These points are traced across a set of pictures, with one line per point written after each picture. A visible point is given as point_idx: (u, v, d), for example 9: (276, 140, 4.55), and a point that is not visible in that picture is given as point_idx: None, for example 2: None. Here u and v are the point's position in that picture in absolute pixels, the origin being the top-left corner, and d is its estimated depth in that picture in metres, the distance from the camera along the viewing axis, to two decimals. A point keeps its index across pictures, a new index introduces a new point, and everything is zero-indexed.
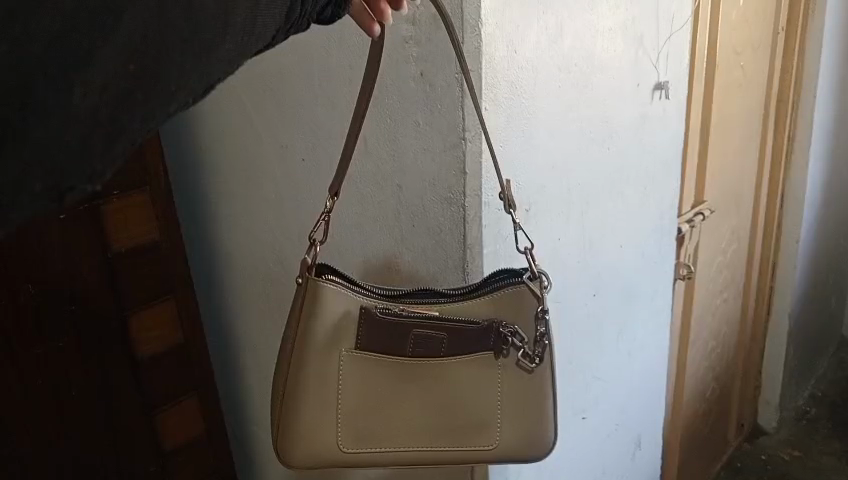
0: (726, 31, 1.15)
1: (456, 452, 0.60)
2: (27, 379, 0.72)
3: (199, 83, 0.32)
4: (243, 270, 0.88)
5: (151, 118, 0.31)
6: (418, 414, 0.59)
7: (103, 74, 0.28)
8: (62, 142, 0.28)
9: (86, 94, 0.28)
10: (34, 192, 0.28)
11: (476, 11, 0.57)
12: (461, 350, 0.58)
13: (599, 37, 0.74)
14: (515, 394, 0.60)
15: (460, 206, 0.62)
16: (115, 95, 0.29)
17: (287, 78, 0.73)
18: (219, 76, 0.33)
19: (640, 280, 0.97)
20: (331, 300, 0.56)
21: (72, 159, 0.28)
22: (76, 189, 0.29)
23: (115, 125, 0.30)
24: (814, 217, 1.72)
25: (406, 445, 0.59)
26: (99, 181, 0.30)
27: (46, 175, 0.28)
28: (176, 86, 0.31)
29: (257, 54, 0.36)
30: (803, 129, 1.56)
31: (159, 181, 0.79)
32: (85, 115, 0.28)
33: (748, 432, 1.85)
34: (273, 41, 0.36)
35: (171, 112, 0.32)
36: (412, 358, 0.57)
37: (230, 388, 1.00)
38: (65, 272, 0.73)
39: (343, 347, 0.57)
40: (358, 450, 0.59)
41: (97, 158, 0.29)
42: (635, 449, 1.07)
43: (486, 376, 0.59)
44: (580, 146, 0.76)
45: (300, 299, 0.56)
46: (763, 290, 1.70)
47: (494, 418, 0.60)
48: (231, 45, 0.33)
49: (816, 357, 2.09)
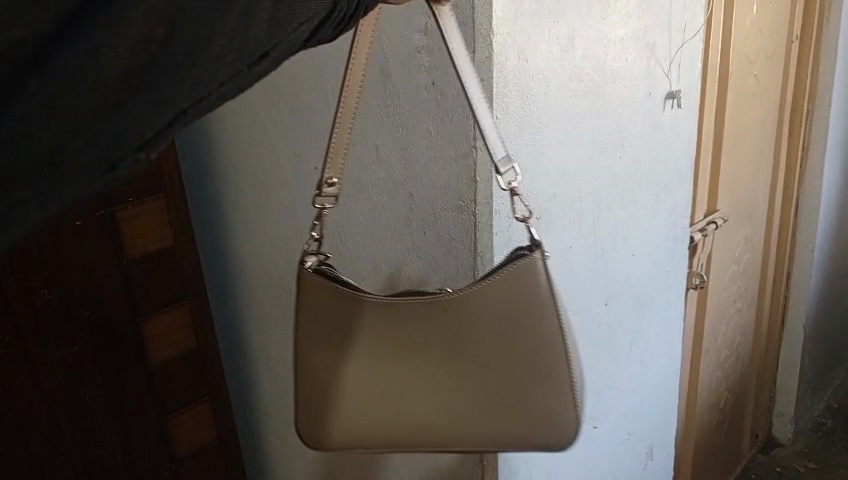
0: (739, 38, 1.14)
1: (407, 422, 0.57)
2: (42, 382, 0.72)
3: (245, 45, 0.29)
4: (258, 275, 0.89)
5: (199, 86, 0.29)
6: (451, 379, 0.56)
7: (131, 39, 0.25)
8: (94, 111, 0.26)
9: (116, 58, 0.25)
10: (79, 164, 0.27)
11: (487, 21, 0.57)
12: (476, 300, 0.54)
13: (612, 46, 0.75)
14: (373, 362, 0.57)
15: (471, 215, 0.63)
16: (146, 60, 0.26)
17: (300, 87, 0.74)
18: (269, 43, 0.30)
19: (653, 287, 0.97)
20: (509, 284, 0.53)
21: (115, 125, 0.27)
22: (124, 161, 0.28)
23: (159, 93, 0.28)
24: (829, 229, 1.71)
25: (443, 411, 0.57)
26: (151, 149, 0.29)
27: (92, 146, 0.27)
28: (220, 49, 0.29)
29: (305, 34, 0.31)
30: (818, 138, 1.54)
31: (176, 188, 0.80)
32: (117, 82, 0.26)
33: (763, 444, 1.83)
34: (331, 15, 0.32)
35: (222, 79, 0.30)
36: (474, 307, 0.54)
37: (243, 393, 1.00)
38: (83, 275, 0.74)
39: (417, 329, 0.55)
40: (444, 420, 0.57)
41: (147, 126, 0.28)
42: (647, 459, 1.06)
43: (376, 351, 0.57)
44: (591, 154, 0.76)
45: (535, 286, 0.53)
46: (778, 301, 1.69)
47: (386, 399, 0.57)
48: (266, 26, 0.29)
49: (833, 370, 2.07)
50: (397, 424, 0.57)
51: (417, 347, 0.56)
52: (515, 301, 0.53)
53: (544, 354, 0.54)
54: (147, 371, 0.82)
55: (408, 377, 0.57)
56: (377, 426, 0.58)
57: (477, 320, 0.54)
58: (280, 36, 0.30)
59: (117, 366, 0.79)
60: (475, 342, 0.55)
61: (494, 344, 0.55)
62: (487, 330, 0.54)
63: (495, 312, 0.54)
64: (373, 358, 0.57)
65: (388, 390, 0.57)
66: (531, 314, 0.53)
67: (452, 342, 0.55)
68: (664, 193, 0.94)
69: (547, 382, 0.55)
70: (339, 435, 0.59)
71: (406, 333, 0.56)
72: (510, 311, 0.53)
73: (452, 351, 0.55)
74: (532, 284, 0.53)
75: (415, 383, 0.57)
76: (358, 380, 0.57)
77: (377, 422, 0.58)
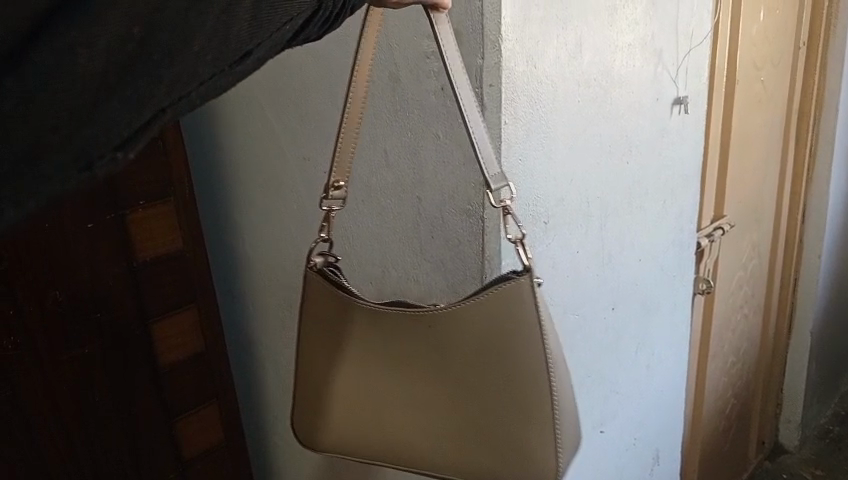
0: (745, 45, 1.14)
1: (393, 433, 0.58)
2: (54, 385, 0.73)
3: (226, 46, 0.30)
4: (267, 278, 0.90)
5: (178, 86, 0.29)
6: (436, 396, 0.55)
7: (107, 36, 0.26)
8: (70, 107, 0.27)
9: (92, 58, 0.26)
10: (56, 162, 0.27)
11: (497, 28, 0.58)
12: (462, 317, 0.52)
13: (619, 52, 0.75)
14: (366, 368, 0.58)
15: (479, 219, 0.63)
16: (122, 58, 0.27)
17: (307, 92, 0.74)
18: (251, 41, 0.30)
19: (659, 293, 0.97)
20: (497, 306, 0.51)
21: (93, 123, 0.28)
22: (102, 158, 0.29)
23: (135, 91, 0.28)
24: (836, 235, 1.70)
25: (426, 428, 0.56)
26: (129, 150, 0.29)
27: (68, 145, 0.27)
28: (199, 48, 0.29)
29: (290, 33, 0.32)
30: (824, 144, 1.54)
31: (185, 191, 0.81)
32: (94, 81, 0.27)
33: (769, 451, 1.83)
34: (316, 14, 0.33)
35: (203, 79, 0.30)
36: (461, 325, 0.52)
37: (250, 396, 1.01)
38: (92, 277, 0.75)
39: (406, 341, 0.55)
40: (429, 437, 0.56)
41: (123, 124, 0.29)
42: (653, 464, 1.06)
43: (367, 357, 0.58)
44: (599, 159, 0.76)
45: (521, 310, 0.51)
46: (784, 308, 1.68)
47: (375, 406, 0.58)
48: (246, 25, 0.30)
49: (840, 377, 2.06)
50: (384, 433, 0.58)
51: (403, 356, 0.56)
52: (500, 322, 0.51)
53: (527, 382, 0.52)
54: (155, 374, 0.83)
55: (396, 388, 0.57)
56: (365, 424, 0.59)
57: (461, 339, 0.53)
58: (262, 35, 0.31)
59: (126, 367, 0.79)
60: (460, 360, 0.53)
61: (477, 366, 0.53)
62: (472, 350, 0.53)
63: (479, 332, 0.52)
64: (364, 363, 0.58)
65: (376, 392, 0.58)
66: (515, 338, 0.51)
67: (438, 358, 0.54)
68: (671, 199, 0.94)
69: (528, 411, 0.52)
70: (331, 435, 0.61)
71: (394, 340, 0.56)
72: (496, 333, 0.52)
73: (435, 365, 0.55)
74: (516, 307, 0.51)
75: (401, 394, 0.57)
76: (351, 384, 0.59)
77: (365, 420, 0.59)
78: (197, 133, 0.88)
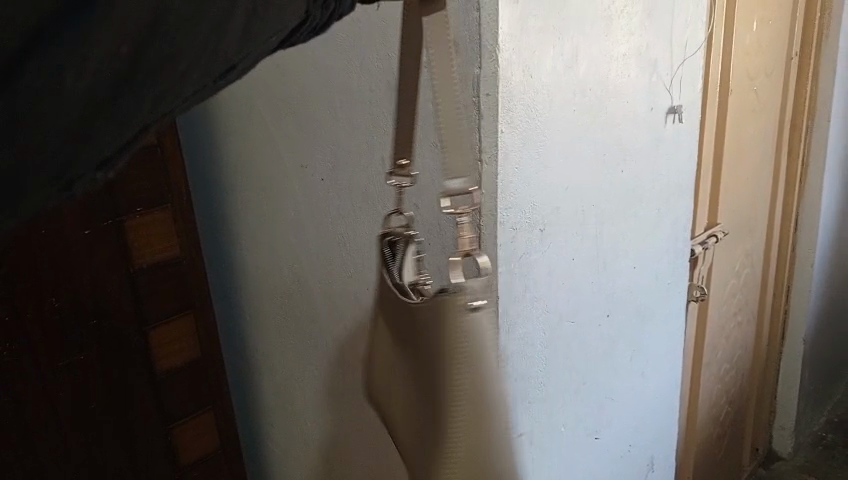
0: (739, 54, 1.15)
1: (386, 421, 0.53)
2: (52, 394, 0.73)
3: (214, 60, 0.29)
4: (264, 284, 0.90)
5: (162, 104, 0.29)
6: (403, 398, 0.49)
7: (96, 57, 0.26)
8: (53, 126, 0.26)
9: (79, 78, 0.26)
10: (37, 181, 0.28)
11: (493, 38, 0.58)
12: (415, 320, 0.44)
13: (615, 62, 0.76)
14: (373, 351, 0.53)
15: (476, 226, 0.64)
16: (111, 78, 0.26)
17: (305, 100, 0.75)
18: (240, 54, 0.29)
19: (654, 300, 0.98)
20: (432, 319, 0.42)
21: (77, 143, 0.27)
22: (83, 177, 0.29)
23: (120, 112, 0.28)
24: (828, 244, 1.72)
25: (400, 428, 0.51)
26: (108, 169, 0.29)
27: (50, 163, 0.27)
28: (185, 66, 0.28)
29: (278, 42, 0.31)
30: (817, 152, 1.55)
31: (182, 198, 0.82)
32: (80, 100, 0.26)
33: (763, 458, 1.83)
34: (303, 25, 0.31)
35: (187, 95, 0.29)
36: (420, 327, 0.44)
37: (245, 403, 1.01)
38: (90, 283, 0.75)
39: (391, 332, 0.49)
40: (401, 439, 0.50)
41: (107, 143, 0.28)
42: (648, 471, 1.06)
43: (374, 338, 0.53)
44: (594, 169, 0.77)
45: (445, 333, 0.41)
46: (777, 315, 1.69)
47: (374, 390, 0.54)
48: (238, 38, 0.29)
49: (833, 384, 2.07)
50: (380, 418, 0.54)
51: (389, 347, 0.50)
52: (431, 340, 0.43)
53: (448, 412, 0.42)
54: (152, 381, 0.82)
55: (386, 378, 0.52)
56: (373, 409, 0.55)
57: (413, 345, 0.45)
58: (251, 46, 0.29)
59: (122, 374, 0.79)
60: (411, 368, 0.46)
61: (421, 381, 0.45)
62: (419, 361, 0.45)
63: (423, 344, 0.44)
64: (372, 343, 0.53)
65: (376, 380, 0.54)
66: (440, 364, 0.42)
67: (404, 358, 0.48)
68: (666, 207, 0.95)
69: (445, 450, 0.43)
70: None
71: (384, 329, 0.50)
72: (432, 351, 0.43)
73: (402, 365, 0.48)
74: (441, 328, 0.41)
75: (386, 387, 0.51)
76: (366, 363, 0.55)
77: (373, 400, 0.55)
78: (194, 140, 0.89)
